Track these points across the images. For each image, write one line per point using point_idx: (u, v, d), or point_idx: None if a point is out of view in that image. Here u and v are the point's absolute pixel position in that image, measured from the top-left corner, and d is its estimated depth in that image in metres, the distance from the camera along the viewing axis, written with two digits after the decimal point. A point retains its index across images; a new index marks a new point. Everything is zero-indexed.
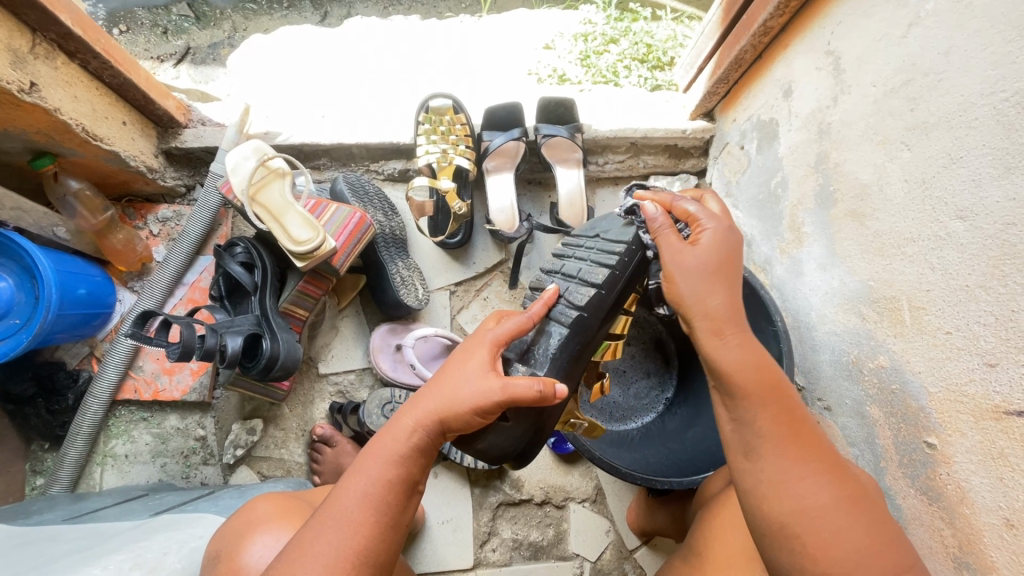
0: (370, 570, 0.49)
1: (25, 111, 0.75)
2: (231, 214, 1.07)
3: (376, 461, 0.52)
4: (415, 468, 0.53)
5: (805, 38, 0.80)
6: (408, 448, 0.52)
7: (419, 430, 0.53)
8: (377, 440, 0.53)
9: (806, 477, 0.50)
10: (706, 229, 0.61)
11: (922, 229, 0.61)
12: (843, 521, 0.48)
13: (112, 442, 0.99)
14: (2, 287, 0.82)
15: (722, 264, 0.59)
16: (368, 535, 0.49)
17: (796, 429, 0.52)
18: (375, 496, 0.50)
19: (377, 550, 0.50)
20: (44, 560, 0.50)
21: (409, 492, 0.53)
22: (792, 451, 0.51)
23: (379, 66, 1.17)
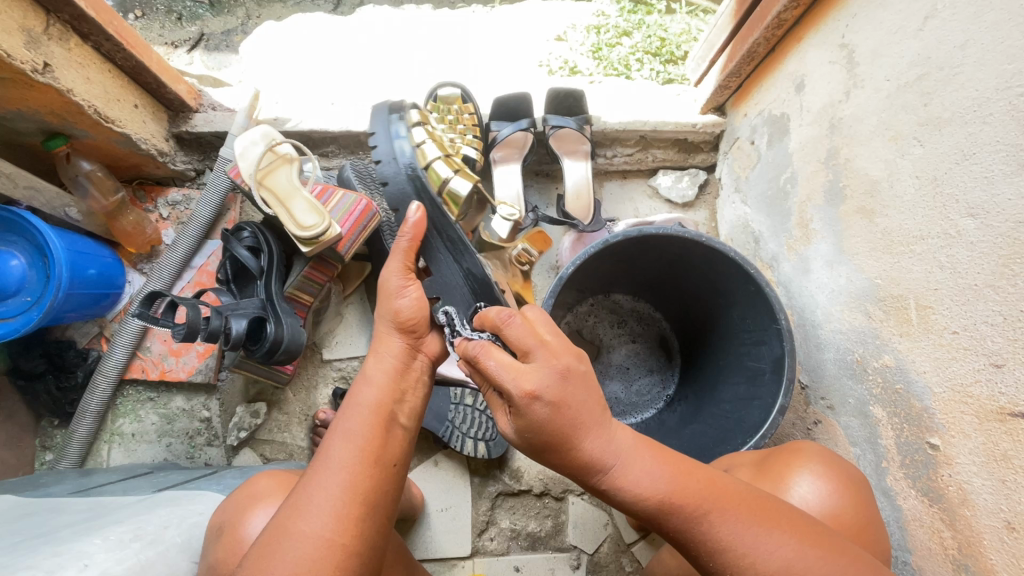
0: (363, 510, 0.49)
1: (39, 91, 0.75)
2: (240, 200, 1.08)
3: (355, 395, 0.56)
4: (390, 394, 0.56)
5: (819, 31, 0.78)
6: (381, 373, 0.57)
7: (388, 348, 0.59)
8: (356, 389, 0.57)
9: (748, 543, 0.48)
10: (516, 403, 0.49)
11: (932, 227, 0.60)
12: (803, 565, 0.48)
13: (120, 421, 1.01)
14: (14, 265, 0.83)
15: (550, 442, 0.50)
16: (357, 471, 0.50)
17: (706, 487, 0.50)
18: (359, 428, 0.53)
19: (368, 487, 0.50)
20: (47, 530, 0.51)
21: (390, 419, 0.55)
22: (717, 520, 0.49)
23: (389, 55, 1.17)
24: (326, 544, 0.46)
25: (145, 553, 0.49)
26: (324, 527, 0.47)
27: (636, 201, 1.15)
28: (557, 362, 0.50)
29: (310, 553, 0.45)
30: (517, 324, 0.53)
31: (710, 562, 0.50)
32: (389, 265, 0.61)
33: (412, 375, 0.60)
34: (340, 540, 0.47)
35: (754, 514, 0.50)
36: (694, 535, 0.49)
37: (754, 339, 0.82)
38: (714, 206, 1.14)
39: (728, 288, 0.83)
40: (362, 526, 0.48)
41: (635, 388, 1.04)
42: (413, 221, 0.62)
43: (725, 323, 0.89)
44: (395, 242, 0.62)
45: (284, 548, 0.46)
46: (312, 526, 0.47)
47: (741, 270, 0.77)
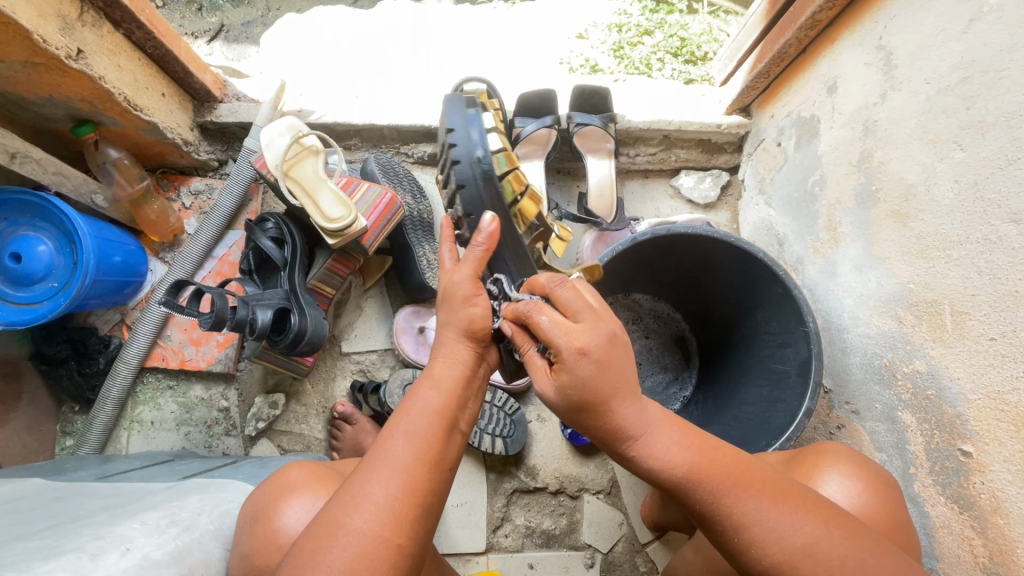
0: (419, 512, 0.49)
1: (72, 78, 0.76)
2: (262, 190, 1.08)
3: (419, 396, 0.54)
4: (455, 401, 0.55)
5: (854, 33, 0.78)
6: (448, 378, 0.55)
7: (456, 354, 0.57)
8: (416, 389, 0.55)
9: (770, 521, 0.48)
10: (564, 356, 0.49)
11: (971, 232, 0.59)
12: (825, 547, 0.48)
13: (140, 409, 1.01)
14: (42, 250, 0.84)
15: (587, 401, 0.50)
16: (416, 474, 0.50)
17: (730, 463, 0.51)
18: (422, 432, 0.52)
19: (426, 490, 0.50)
20: (82, 514, 0.51)
21: (452, 425, 0.54)
22: (740, 496, 0.49)
23: (411, 49, 1.16)
24: (382, 544, 0.47)
25: (181, 539, 0.49)
26: (380, 526, 0.47)
27: (657, 201, 1.15)
28: (606, 325, 0.51)
29: (365, 551, 0.46)
30: (568, 288, 0.53)
31: (728, 538, 0.50)
32: (460, 274, 0.57)
33: (474, 382, 0.58)
34: (396, 541, 0.47)
35: (779, 495, 0.50)
36: (716, 510, 0.50)
37: (779, 342, 0.81)
38: (735, 207, 1.13)
39: (754, 290, 0.83)
40: (416, 528, 0.49)
41: (653, 388, 1.03)
42: (490, 232, 0.59)
43: (748, 325, 0.88)
44: (465, 252, 0.59)
45: (337, 543, 0.46)
46: (369, 525, 0.47)
47: (769, 272, 0.77)
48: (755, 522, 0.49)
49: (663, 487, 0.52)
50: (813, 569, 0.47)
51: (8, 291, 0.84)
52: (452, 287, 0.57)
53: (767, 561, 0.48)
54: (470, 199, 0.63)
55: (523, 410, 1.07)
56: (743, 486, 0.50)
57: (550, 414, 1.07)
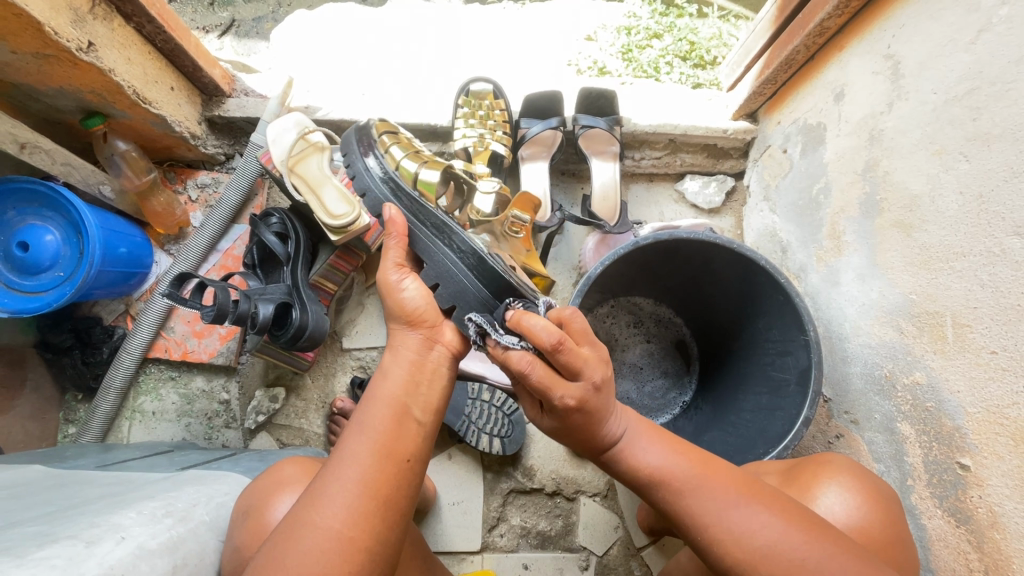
0: (374, 503, 0.49)
1: (82, 70, 0.77)
2: (268, 185, 1.09)
3: (373, 392, 0.56)
4: (406, 390, 0.56)
5: (863, 41, 0.77)
6: (398, 369, 0.58)
7: (405, 346, 0.59)
8: (373, 388, 0.57)
9: (730, 520, 0.51)
10: (557, 409, 0.54)
11: (975, 244, 0.59)
12: (785, 545, 0.48)
13: (141, 399, 1.02)
14: (49, 240, 0.84)
15: (570, 429, 0.57)
16: (366, 464, 0.51)
17: (697, 466, 0.56)
18: (372, 423, 0.53)
19: (379, 480, 0.50)
20: (80, 502, 0.51)
21: (404, 412, 0.55)
22: (701, 494, 0.53)
23: (418, 48, 1.17)
24: (335, 535, 0.47)
25: (176, 529, 0.49)
26: (331, 519, 0.47)
27: (662, 205, 1.14)
28: (593, 375, 0.54)
29: (320, 542, 0.46)
30: (568, 352, 0.52)
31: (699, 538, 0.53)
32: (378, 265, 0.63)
33: (430, 367, 0.59)
34: (349, 533, 0.47)
35: (743, 493, 0.52)
36: (681, 508, 0.54)
37: (780, 350, 0.81)
38: (740, 213, 1.13)
39: (755, 297, 0.83)
40: (372, 519, 0.49)
41: (652, 393, 1.03)
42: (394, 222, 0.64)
43: (750, 332, 0.88)
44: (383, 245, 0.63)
45: (294, 537, 0.46)
46: (325, 520, 0.47)
47: (771, 279, 0.77)
48: (717, 519, 0.51)
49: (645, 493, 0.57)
50: (772, 566, 0.48)
51: (15, 280, 0.85)
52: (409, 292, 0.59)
53: (728, 560, 0.50)
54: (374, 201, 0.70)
55: None
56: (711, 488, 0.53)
57: None
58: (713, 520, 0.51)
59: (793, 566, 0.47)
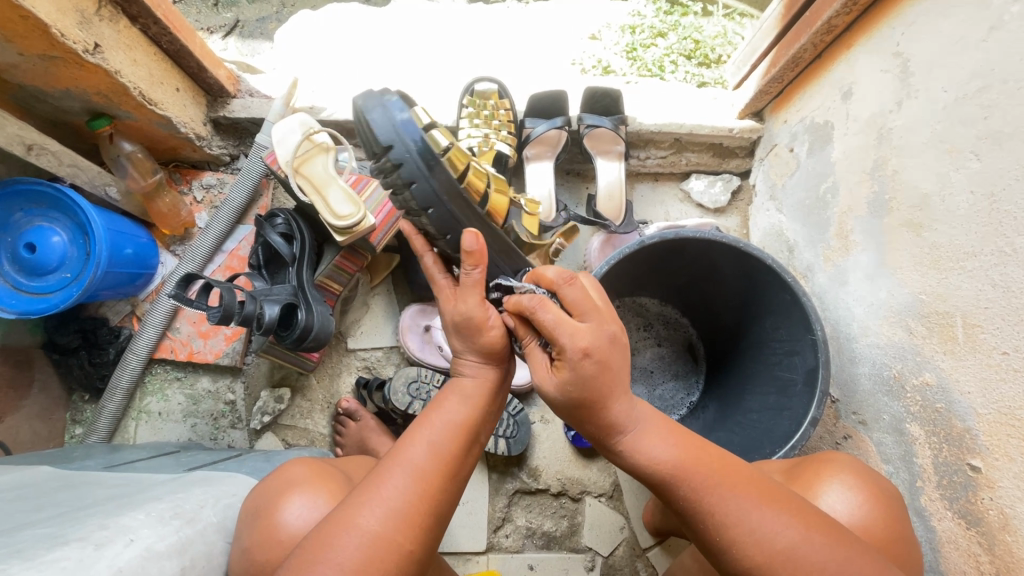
0: (432, 520, 0.50)
1: (88, 72, 0.77)
2: (273, 185, 1.09)
3: (447, 407, 0.56)
4: (477, 417, 0.58)
5: (871, 38, 0.77)
6: (473, 393, 0.58)
7: (483, 372, 0.60)
8: (441, 403, 0.57)
9: (753, 521, 0.49)
10: (568, 356, 0.51)
11: (986, 244, 0.58)
12: (808, 551, 0.48)
13: (148, 399, 1.03)
14: (56, 242, 0.85)
15: (584, 400, 0.53)
16: (437, 483, 0.51)
17: (717, 464, 0.53)
18: (446, 441, 0.54)
19: (440, 499, 0.51)
20: (89, 503, 0.52)
21: (473, 441, 0.57)
22: (725, 495, 0.51)
23: (422, 47, 1.16)
24: (394, 545, 0.47)
25: (184, 531, 0.49)
26: (395, 530, 0.48)
27: (667, 204, 1.14)
28: (607, 326, 0.54)
29: (378, 548, 0.46)
30: (576, 288, 0.55)
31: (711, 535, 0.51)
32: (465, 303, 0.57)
33: (494, 401, 0.61)
34: (406, 546, 0.48)
35: (764, 496, 0.51)
36: (700, 505, 0.51)
37: (787, 351, 0.80)
38: (746, 212, 1.13)
39: (762, 297, 0.82)
40: (427, 536, 0.50)
41: (658, 393, 1.03)
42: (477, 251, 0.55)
43: (756, 332, 0.88)
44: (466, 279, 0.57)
45: (352, 539, 0.46)
46: (381, 528, 0.47)
47: (778, 279, 0.76)
48: (738, 520, 0.49)
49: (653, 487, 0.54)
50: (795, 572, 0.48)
51: (22, 280, 0.85)
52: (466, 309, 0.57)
53: (746, 561, 0.49)
54: (424, 195, 0.58)
55: (527, 411, 1.07)
56: (732, 486, 0.51)
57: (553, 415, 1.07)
58: (735, 523, 0.50)
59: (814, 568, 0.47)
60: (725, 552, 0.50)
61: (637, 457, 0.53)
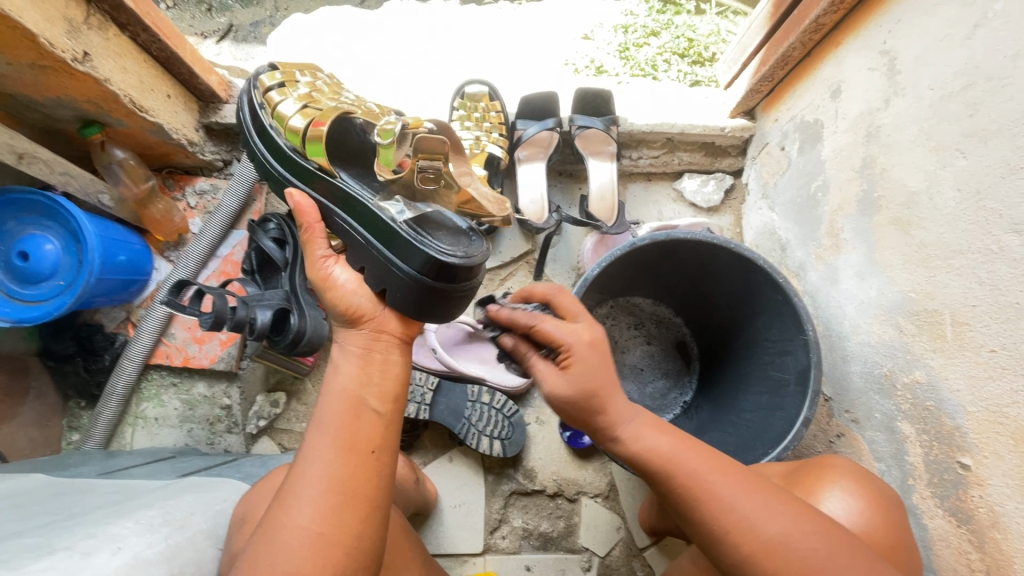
0: (340, 499, 0.48)
1: (78, 80, 0.77)
2: (266, 190, 1.09)
3: (327, 387, 0.54)
4: (363, 382, 0.54)
5: (859, 36, 0.77)
6: (348, 365, 0.55)
7: (354, 340, 0.56)
8: (327, 382, 0.54)
9: (739, 509, 0.49)
10: (578, 350, 0.53)
11: (973, 242, 0.58)
12: (795, 541, 0.48)
13: (144, 405, 1.03)
14: (49, 250, 0.85)
15: (585, 401, 0.53)
16: (330, 462, 0.49)
17: (709, 456, 0.53)
18: (329, 419, 0.51)
19: (344, 476, 0.49)
20: (80, 511, 0.52)
21: (360, 405, 0.52)
22: (716, 484, 0.51)
23: (414, 50, 1.17)
24: (304, 535, 0.46)
25: (173, 538, 0.49)
26: (302, 520, 0.47)
27: (660, 204, 1.14)
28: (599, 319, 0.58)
29: (294, 544, 0.46)
30: (566, 296, 0.59)
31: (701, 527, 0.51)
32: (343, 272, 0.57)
33: (379, 360, 0.55)
34: (318, 530, 0.47)
35: (754, 486, 0.51)
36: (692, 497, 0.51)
37: (779, 350, 0.80)
38: (739, 211, 1.13)
39: (754, 296, 0.82)
40: (341, 514, 0.48)
41: (652, 393, 1.03)
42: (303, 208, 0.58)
43: (749, 332, 0.88)
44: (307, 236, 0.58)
45: (272, 542, 0.46)
46: (302, 523, 0.47)
47: (768, 279, 0.77)
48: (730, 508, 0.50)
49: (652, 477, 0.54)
50: (783, 559, 0.47)
51: (16, 289, 0.86)
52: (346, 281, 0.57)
53: (737, 549, 0.49)
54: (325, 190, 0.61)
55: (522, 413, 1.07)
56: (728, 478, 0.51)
57: (548, 416, 1.07)
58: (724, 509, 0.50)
59: (799, 557, 0.47)
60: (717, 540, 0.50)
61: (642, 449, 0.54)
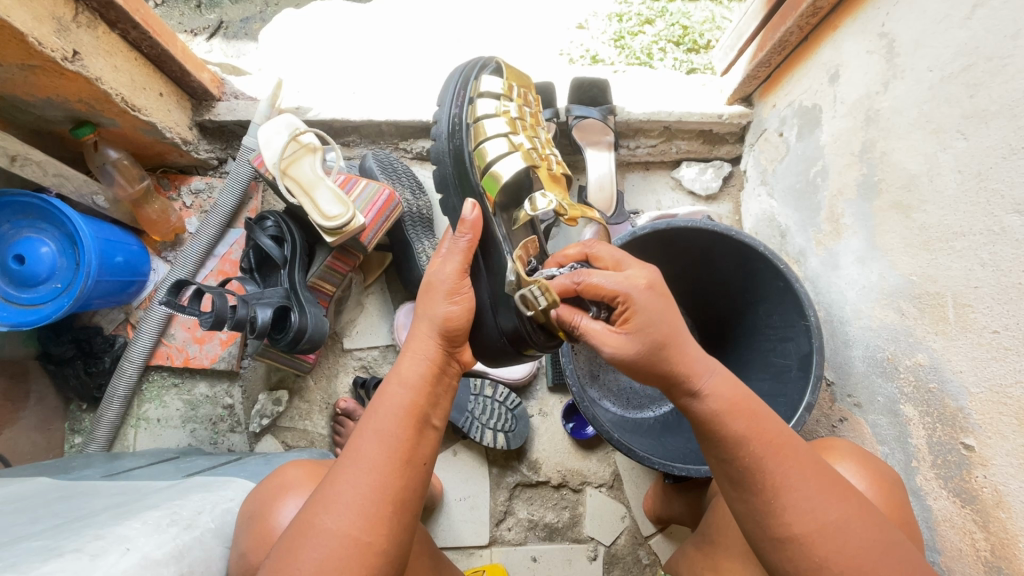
0: (391, 509, 0.48)
1: (68, 79, 0.76)
2: (262, 188, 1.08)
3: (387, 395, 0.52)
4: (424, 398, 0.53)
5: (856, 20, 0.76)
6: (415, 376, 0.53)
7: (428, 355, 0.55)
8: (388, 390, 0.53)
9: (796, 500, 0.49)
10: (637, 296, 0.50)
11: (974, 223, 0.58)
12: (844, 533, 0.48)
13: (145, 406, 1.03)
14: (45, 252, 0.84)
15: (661, 342, 0.50)
16: (386, 474, 0.48)
17: (774, 443, 0.50)
18: (391, 429, 0.50)
19: (395, 486, 0.49)
20: (87, 513, 0.52)
21: (425, 422, 0.52)
22: (786, 470, 0.50)
23: (406, 43, 1.15)
24: (353, 543, 0.46)
25: (181, 538, 0.49)
26: (349, 526, 0.46)
27: (659, 193, 1.14)
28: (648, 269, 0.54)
29: (335, 549, 0.45)
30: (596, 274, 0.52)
31: (754, 499, 0.51)
32: (445, 267, 0.57)
33: (444, 381, 0.56)
34: (365, 539, 0.46)
35: (815, 477, 0.50)
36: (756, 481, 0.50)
37: (781, 336, 0.81)
38: (738, 198, 1.12)
39: (756, 283, 0.83)
40: (389, 524, 0.48)
41: (656, 383, 1.02)
42: (472, 220, 0.58)
43: (750, 318, 0.88)
44: (452, 243, 0.58)
45: (309, 545, 0.46)
46: (340, 527, 0.46)
47: (769, 265, 0.78)
48: (783, 495, 0.49)
49: (711, 445, 0.52)
50: (828, 549, 0.48)
51: (13, 293, 0.85)
52: (433, 280, 0.57)
53: (782, 529, 0.49)
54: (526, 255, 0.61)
55: (525, 405, 1.07)
56: (789, 470, 0.50)
57: (551, 408, 1.07)
58: (778, 489, 0.49)
59: (842, 548, 0.48)
60: (756, 515, 0.51)
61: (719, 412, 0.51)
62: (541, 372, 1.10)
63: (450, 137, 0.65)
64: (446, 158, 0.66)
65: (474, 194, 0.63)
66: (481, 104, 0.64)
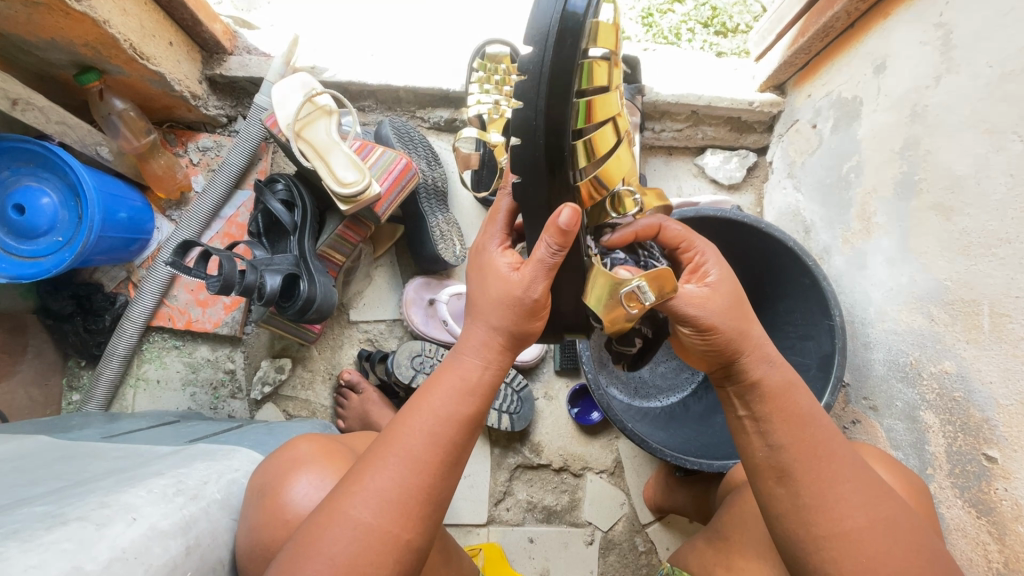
0: (429, 507, 0.47)
1: (74, 20, 0.71)
2: (272, 149, 1.05)
3: (440, 392, 0.50)
4: (483, 402, 0.51)
5: (911, 7, 0.72)
6: (480, 381, 0.51)
7: (487, 356, 0.51)
8: (440, 388, 0.50)
9: (843, 496, 0.49)
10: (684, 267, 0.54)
11: (1022, 231, 0.56)
12: (885, 535, 0.48)
13: (145, 367, 1.01)
14: (46, 203, 0.81)
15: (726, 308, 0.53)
16: (432, 473, 0.47)
17: (820, 434, 0.51)
18: (441, 430, 0.48)
19: (438, 485, 0.48)
20: (89, 477, 0.50)
21: (475, 425, 0.50)
22: (833, 463, 0.50)
23: (426, 5, 1.09)
24: (389, 538, 0.45)
25: (188, 509, 0.48)
26: (388, 522, 0.45)
27: (680, 179, 1.11)
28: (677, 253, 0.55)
29: (369, 543, 0.45)
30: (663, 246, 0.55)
31: (803, 492, 0.49)
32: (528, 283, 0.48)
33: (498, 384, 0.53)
34: (404, 536, 0.46)
35: (857, 475, 0.50)
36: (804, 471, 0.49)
37: (802, 334, 0.80)
38: (760, 189, 1.10)
39: (780, 277, 0.81)
40: (427, 522, 0.47)
41: (664, 372, 1.02)
42: (570, 232, 0.45)
43: (770, 314, 0.87)
44: (534, 251, 0.47)
45: (342, 535, 0.45)
46: (376, 522, 0.45)
47: (797, 261, 0.76)
48: (832, 488, 0.49)
49: (766, 432, 0.51)
50: (870, 551, 0.47)
51: (12, 244, 0.82)
52: (510, 282, 0.50)
53: (829, 524, 0.48)
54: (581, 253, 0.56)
55: (531, 387, 1.06)
56: (841, 464, 0.50)
57: (557, 392, 1.06)
58: (824, 486, 0.49)
59: (881, 548, 0.47)
60: (800, 511, 0.49)
61: (768, 407, 0.52)
62: (548, 355, 1.08)
63: (551, 103, 0.44)
64: (538, 134, 0.44)
65: (570, 195, 0.48)
66: (596, 66, 0.45)
